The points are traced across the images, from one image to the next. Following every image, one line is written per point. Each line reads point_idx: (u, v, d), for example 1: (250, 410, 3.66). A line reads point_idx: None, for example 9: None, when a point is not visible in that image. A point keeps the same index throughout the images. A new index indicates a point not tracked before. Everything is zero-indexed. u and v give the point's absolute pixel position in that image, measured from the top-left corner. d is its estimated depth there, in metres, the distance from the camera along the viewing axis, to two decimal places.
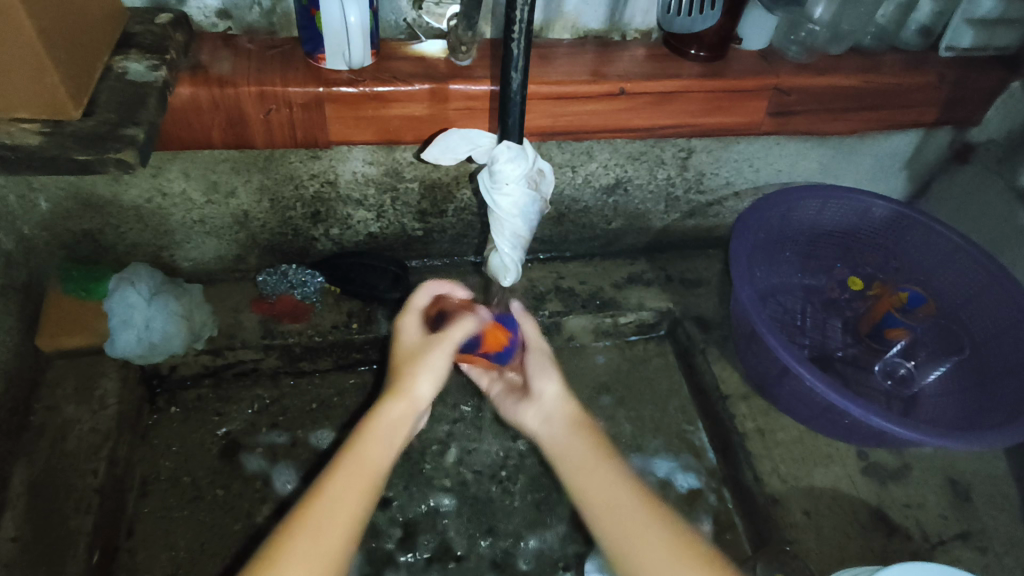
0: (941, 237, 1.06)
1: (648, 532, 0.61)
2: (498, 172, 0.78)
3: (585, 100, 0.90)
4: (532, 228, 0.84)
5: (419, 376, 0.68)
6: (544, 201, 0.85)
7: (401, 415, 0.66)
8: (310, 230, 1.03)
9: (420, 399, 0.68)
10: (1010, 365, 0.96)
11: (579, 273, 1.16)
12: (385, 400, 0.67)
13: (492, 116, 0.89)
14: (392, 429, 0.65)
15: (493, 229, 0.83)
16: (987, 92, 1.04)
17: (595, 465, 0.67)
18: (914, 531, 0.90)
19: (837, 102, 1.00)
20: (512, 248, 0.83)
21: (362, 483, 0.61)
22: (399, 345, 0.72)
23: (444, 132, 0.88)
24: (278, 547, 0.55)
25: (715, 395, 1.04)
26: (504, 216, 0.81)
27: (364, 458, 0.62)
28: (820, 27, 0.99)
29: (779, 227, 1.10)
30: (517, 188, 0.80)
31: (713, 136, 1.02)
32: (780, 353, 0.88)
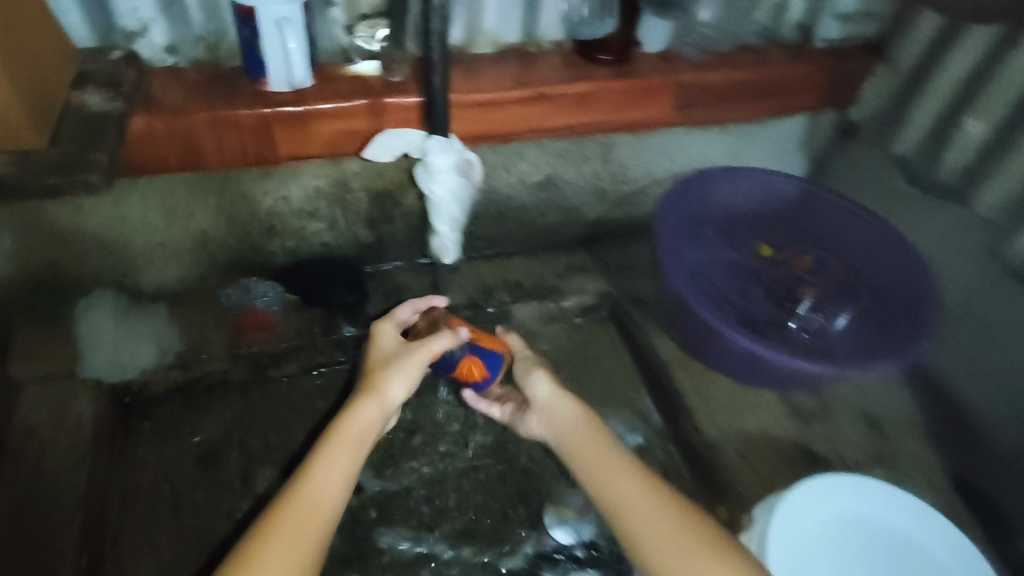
0: (836, 205, 1.21)
1: (652, 505, 0.74)
2: (432, 162, 0.96)
3: (509, 105, 1.02)
4: (460, 206, 1.05)
5: (391, 377, 0.88)
6: (473, 187, 1.05)
7: (370, 411, 0.84)
8: (267, 245, 1.10)
9: (388, 397, 0.87)
10: (903, 304, 1.11)
11: (524, 266, 1.25)
12: (357, 398, 0.85)
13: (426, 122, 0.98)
14: (365, 424, 0.83)
15: (432, 219, 1.05)
16: (857, 76, 1.19)
17: (620, 475, 0.79)
18: (834, 459, 1.03)
19: (732, 94, 1.14)
20: (448, 229, 1.07)
21: (335, 463, 0.78)
22: (378, 350, 0.92)
23: (382, 132, 0.98)
24: (273, 523, 0.71)
25: (655, 364, 1.14)
26: (441, 205, 1.03)
27: (341, 445, 0.80)
28: (707, 30, 1.14)
29: (700, 209, 1.24)
30: (448, 176, 0.99)
31: (629, 131, 1.13)
32: (706, 316, 1.03)
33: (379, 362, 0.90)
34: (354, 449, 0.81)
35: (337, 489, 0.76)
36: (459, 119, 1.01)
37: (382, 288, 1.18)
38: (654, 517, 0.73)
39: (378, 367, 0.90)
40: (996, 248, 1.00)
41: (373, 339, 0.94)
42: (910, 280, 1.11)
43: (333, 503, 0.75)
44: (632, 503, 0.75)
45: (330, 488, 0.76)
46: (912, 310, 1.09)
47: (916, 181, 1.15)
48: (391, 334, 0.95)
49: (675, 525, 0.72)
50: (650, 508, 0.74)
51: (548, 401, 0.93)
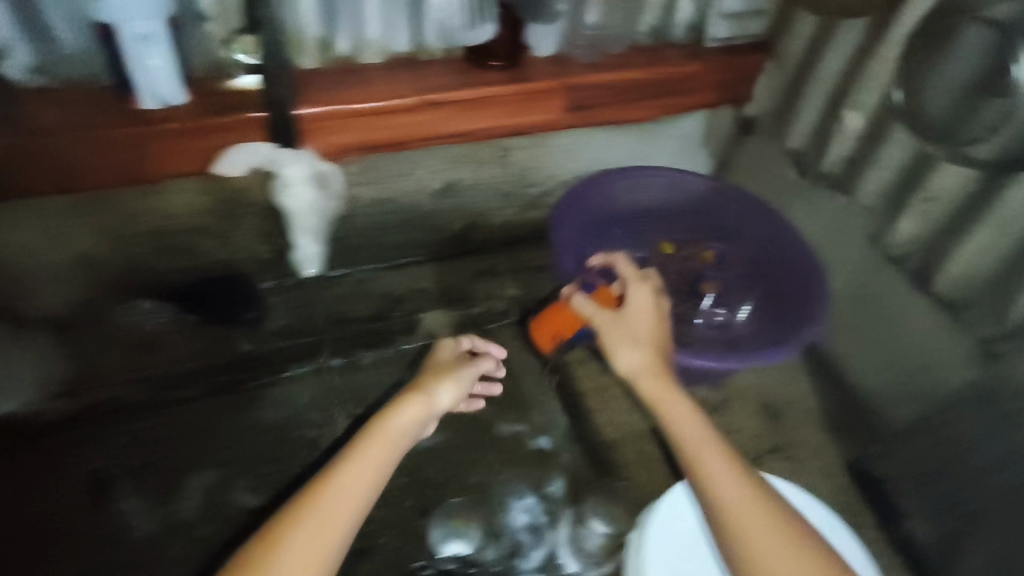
0: (743, 199, 1.22)
1: (749, 501, 0.76)
2: (283, 173, 1.03)
3: (398, 113, 1.03)
4: (322, 218, 1.09)
5: (439, 385, 0.90)
6: (336, 198, 1.10)
7: (413, 411, 0.84)
8: (158, 265, 1.05)
9: (433, 401, 0.88)
10: (800, 294, 1.12)
11: (433, 274, 1.22)
12: (403, 396, 0.86)
13: (310, 136, 1.02)
14: (408, 425, 0.83)
15: (292, 228, 1.09)
16: (747, 73, 1.22)
17: (720, 463, 0.79)
18: (732, 453, 1.05)
19: (623, 94, 1.15)
20: (308, 241, 1.11)
21: (371, 458, 0.78)
22: (434, 360, 0.95)
23: (230, 149, 1.00)
24: (301, 511, 0.73)
25: (561, 366, 1.14)
26: (299, 215, 1.07)
27: (380, 438, 0.80)
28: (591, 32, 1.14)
29: (602, 207, 1.24)
30: (303, 188, 1.05)
31: (524, 134, 1.14)
32: None
33: (435, 368, 0.93)
34: (390, 447, 0.80)
35: (369, 487, 0.77)
36: (345, 130, 1.03)
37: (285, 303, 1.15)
38: (748, 512, 0.75)
39: (433, 372, 0.92)
40: (876, 234, 1.03)
41: (432, 350, 0.97)
42: (807, 271, 1.12)
43: (361, 495, 0.76)
44: (725, 487, 0.77)
45: (362, 488, 0.76)
46: (809, 300, 1.10)
47: (807, 174, 1.16)
48: (450, 348, 0.98)
49: (763, 521, 0.75)
50: (745, 504, 0.76)
51: (633, 369, 0.85)
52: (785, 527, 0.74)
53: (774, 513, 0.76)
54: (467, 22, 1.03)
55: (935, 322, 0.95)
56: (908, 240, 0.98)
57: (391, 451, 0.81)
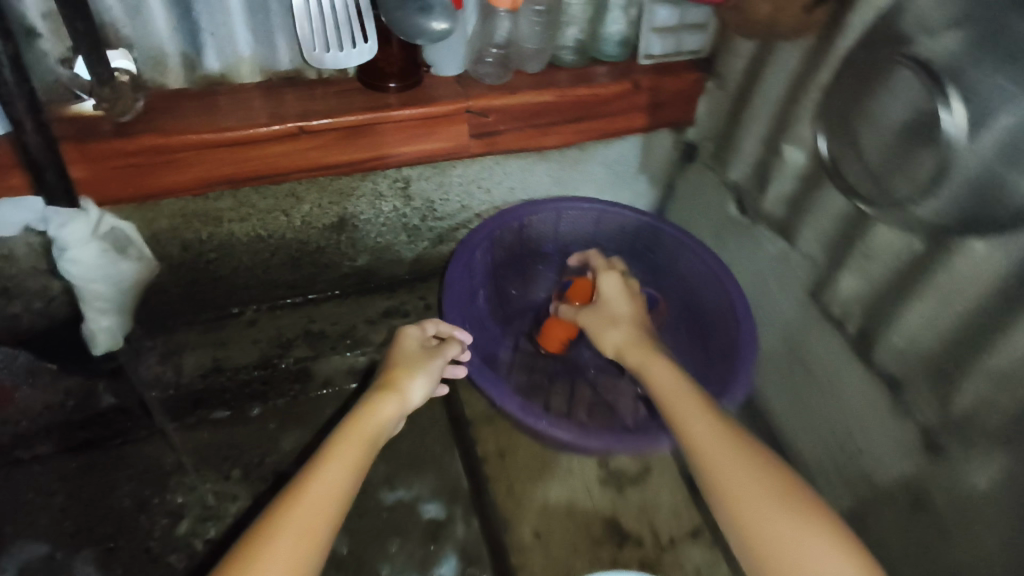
0: (677, 239, 1.08)
1: (773, 501, 0.64)
2: (59, 237, 0.85)
3: (262, 143, 0.88)
4: (114, 289, 0.94)
5: (412, 379, 0.82)
6: (132, 262, 0.94)
7: (388, 408, 0.78)
8: (6, 307, 0.94)
9: (408, 400, 0.81)
10: (725, 349, 0.99)
11: (330, 312, 1.13)
12: (376, 392, 0.79)
13: (155, 170, 0.86)
14: (383, 422, 0.77)
15: (80, 300, 0.93)
16: (685, 95, 1.08)
17: (751, 460, 0.68)
18: (645, 535, 0.91)
19: (536, 118, 1.01)
20: (102, 317, 0.96)
21: (346, 457, 0.71)
22: (400, 349, 0.86)
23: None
24: (278, 518, 0.64)
25: (463, 424, 1.02)
26: (86, 287, 0.91)
27: (355, 435, 0.73)
28: (500, 50, 1.02)
29: (518, 245, 1.12)
30: (87, 250, 0.88)
31: (423, 163, 1.01)
32: (484, 384, 0.90)
33: (404, 361, 0.84)
34: (366, 445, 0.74)
35: (343, 487, 0.69)
36: (200, 164, 0.88)
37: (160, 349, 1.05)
38: (783, 521, 0.63)
39: (403, 364, 0.84)
40: (815, 288, 0.91)
41: (397, 336, 0.88)
42: (729, 326, 0.99)
43: (340, 496, 0.68)
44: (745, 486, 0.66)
45: (337, 493, 0.68)
46: (728, 356, 0.98)
47: (747, 212, 1.03)
48: (416, 335, 0.88)
49: (802, 529, 0.62)
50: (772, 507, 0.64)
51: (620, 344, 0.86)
52: (835, 537, 0.62)
53: (815, 520, 0.63)
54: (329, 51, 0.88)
55: (873, 399, 0.83)
56: (847, 301, 0.86)
57: (365, 450, 0.73)
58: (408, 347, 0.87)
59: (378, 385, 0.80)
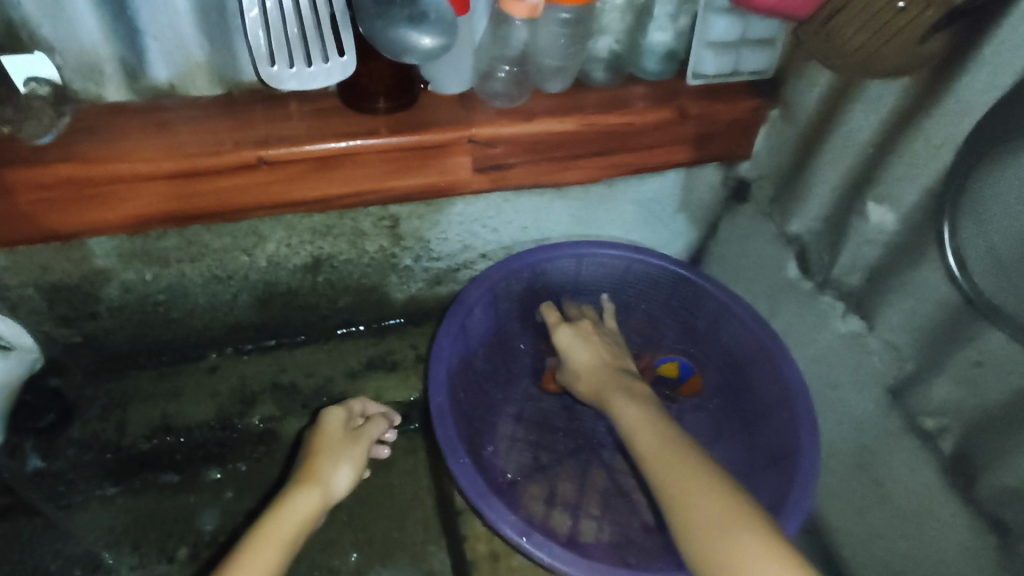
0: (724, 303, 0.89)
1: None
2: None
3: (214, 175, 0.72)
4: None
5: (334, 468, 0.69)
6: None
7: (307, 505, 0.65)
8: None
9: (331, 493, 0.68)
10: (775, 449, 0.81)
11: (306, 361, 0.97)
12: (294, 486, 0.66)
13: (70, 207, 0.70)
14: (300, 522, 0.63)
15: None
16: (742, 125, 0.88)
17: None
18: None
19: (557, 150, 0.83)
20: None
21: (254, 569, 0.57)
22: (321, 432, 0.73)
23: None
24: None
25: (451, 508, 0.86)
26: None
27: (267, 541, 0.59)
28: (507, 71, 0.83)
29: (528, 294, 0.94)
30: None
31: (416, 200, 0.83)
32: (464, 483, 0.73)
33: (326, 446, 0.72)
34: (280, 552, 0.60)
35: None
36: (125, 196, 0.71)
37: (104, 399, 0.91)
38: None
39: (328, 449, 0.71)
40: (899, 387, 0.72)
41: (315, 421, 0.75)
42: (780, 422, 0.82)
43: None
44: None
45: None
46: (779, 463, 0.80)
47: (811, 274, 0.84)
48: (339, 414, 0.77)
49: None
50: None
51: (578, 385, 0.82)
52: None
53: None
54: (294, 67, 0.70)
55: (967, 546, 0.65)
56: (944, 411, 0.67)
57: (280, 557, 0.59)
58: (331, 429, 0.74)
59: (294, 479, 0.67)
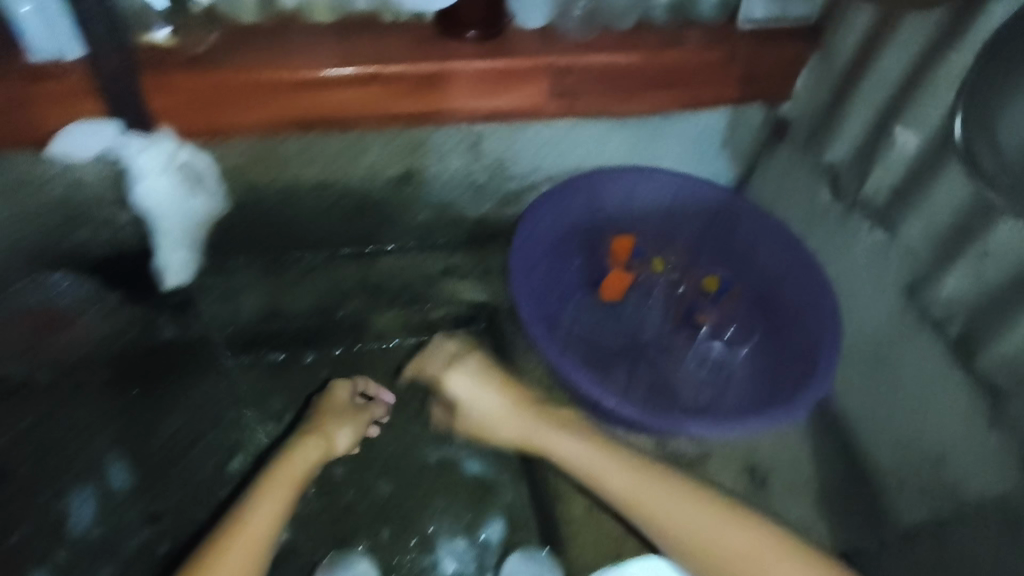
0: (760, 220, 1.01)
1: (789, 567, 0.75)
2: (134, 164, 0.86)
3: (335, 87, 0.86)
4: (190, 223, 0.95)
5: (336, 428, 0.93)
6: (204, 196, 0.93)
7: (312, 452, 0.87)
8: (73, 237, 0.95)
9: (331, 446, 0.91)
10: (806, 345, 0.94)
11: (391, 267, 1.10)
12: (302, 438, 0.89)
13: (220, 109, 0.85)
14: (304, 466, 0.86)
15: (153, 230, 0.94)
16: (786, 66, 0.99)
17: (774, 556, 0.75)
18: None
19: (624, 81, 0.95)
20: (177, 251, 0.97)
21: (271, 500, 0.79)
22: (329, 401, 0.97)
23: (74, 123, 0.82)
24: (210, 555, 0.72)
25: (519, 389, 1.02)
26: (161, 219, 0.92)
27: (279, 480, 0.82)
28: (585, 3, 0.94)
29: (590, 211, 1.05)
30: (162, 181, 0.88)
31: (500, 120, 0.96)
32: (552, 356, 0.89)
33: (330, 413, 0.95)
34: (288, 488, 0.82)
35: (267, 527, 0.77)
36: (256, 106, 0.86)
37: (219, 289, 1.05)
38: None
39: (333, 414, 0.95)
40: (913, 285, 0.86)
41: (328, 390, 0.98)
42: (815, 321, 0.94)
43: (265, 534, 0.76)
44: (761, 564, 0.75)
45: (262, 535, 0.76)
46: (810, 355, 0.93)
47: (842, 197, 0.97)
48: (345, 390, 0.99)
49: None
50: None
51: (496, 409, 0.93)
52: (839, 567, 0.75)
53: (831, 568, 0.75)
54: None
55: (972, 413, 0.79)
56: (950, 302, 0.82)
57: (287, 489, 0.82)
58: (336, 401, 0.97)
59: (301, 434, 0.90)
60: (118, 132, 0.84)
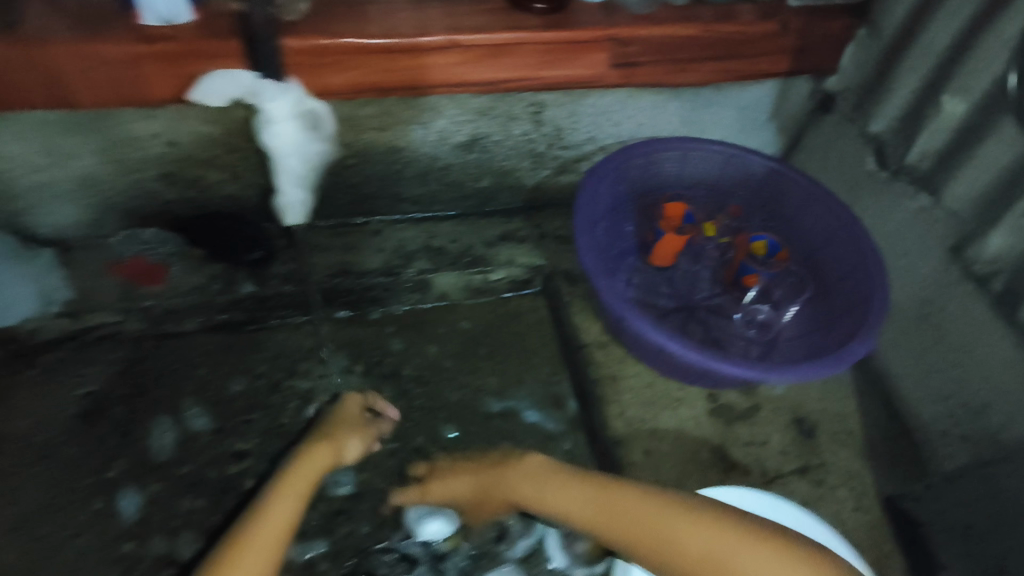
0: (808, 187, 1.06)
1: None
2: (266, 111, 0.89)
3: (416, 54, 0.91)
4: (308, 165, 0.99)
5: (347, 440, 0.91)
6: (321, 138, 0.98)
7: (319, 461, 0.87)
8: (165, 193, 1.02)
9: (339, 456, 0.90)
10: (850, 302, 1.00)
11: (452, 231, 1.17)
12: (311, 446, 0.88)
13: (312, 71, 0.89)
14: (313, 475, 0.85)
15: (277, 173, 0.99)
16: (834, 40, 1.04)
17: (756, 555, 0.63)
18: (752, 467, 0.96)
19: (681, 52, 1.01)
20: (296, 189, 1.01)
21: (280, 510, 0.79)
22: (341, 412, 0.95)
23: (209, 75, 0.86)
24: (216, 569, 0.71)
25: (576, 345, 1.07)
26: (285, 161, 0.96)
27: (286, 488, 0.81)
28: None
29: (643, 179, 1.11)
30: (288, 127, 0.92)
31: (562, 89, 1.02)
32: (616, 306, 0.92)
33: (342, 423, 0.93)
34: (296, 495, 0.82)
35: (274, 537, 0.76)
36: (341, 71, 0.90)
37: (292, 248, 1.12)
38: None
39: (338, 429, 0.92)
40: (959, 244, 0.90)
41: (339, 403, 0.97)
42: (858, 278, 0.99)
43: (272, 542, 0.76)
44: None
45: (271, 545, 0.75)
46: (855, 312, 0.98)
47: (887, 164, 1.01)
48: (357, 401, 0.97)
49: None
50: None
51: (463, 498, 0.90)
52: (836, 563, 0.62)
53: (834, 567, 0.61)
54: None
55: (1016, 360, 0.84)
56: (996, 258, 0.86)
57: (295, 496, 0.81)
58: (347, 412, 0.96)
59: (310, 443, 0.89)
60: (252, 81, 0.87)
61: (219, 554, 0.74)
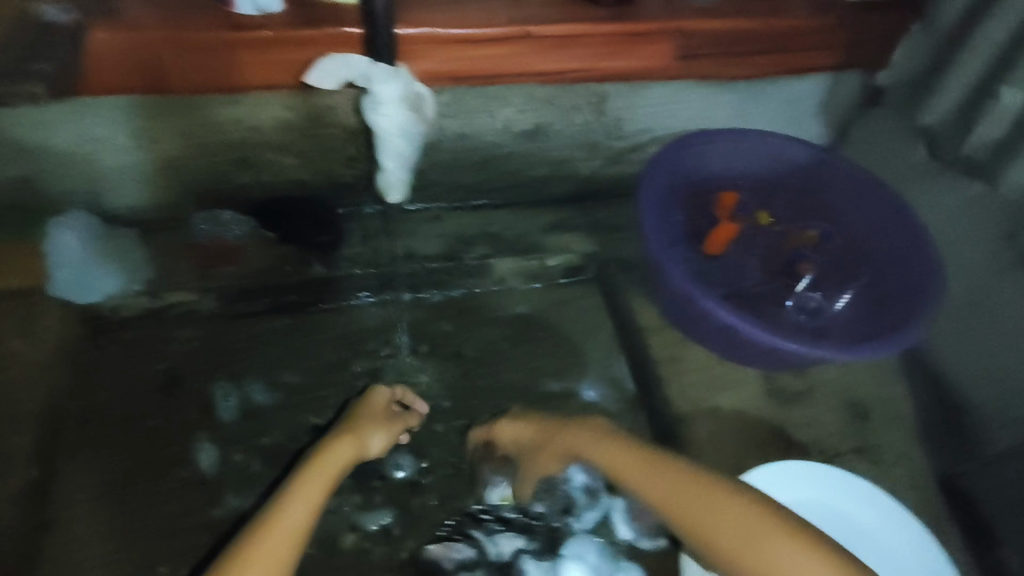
0: (859, 173, 1.11)
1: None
2: (376, 91, 0.88)
3: (494, 44, 0.95)
4: (411, 144, 0.95)
5: (371, 431, 0.91)
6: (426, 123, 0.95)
7: (345, 450, 0.86)
8: (239, 177, 1.06)
9: (364, 448, 0.89)
10: (907, 288, 1.03)
11: (508, 218, 1.20)
12: (338, 436, 0.88)
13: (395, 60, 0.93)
14: (340, 464, 0.84)
15: (381, 152, 0.95)
16: (887, 34, 1.07)
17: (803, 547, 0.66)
18: (809, 446, 1.00)
19: (740, 45, 1.04)
20: (398, 169, 0.97)
21: (304, 496, 0.77)
22: (368, 404, 0.95)
23: (326, 58, 0.88)
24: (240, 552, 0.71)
25: (633, 329, 1.11)
26: (388, 141, 0.93)
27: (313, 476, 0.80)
28: None
29: (698, 168, 1.13)
30: (394, 111, 0.90)
31: (624, 80, 1.05)
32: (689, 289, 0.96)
33: (366, 416, 0.93)
34: (322, 483, 0.80)
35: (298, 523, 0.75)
36: (422, 60, 0.94)
37: None
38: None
39: (365, 421, 0.92)
40: (1013, 233, 0.93)
41: (367, 394, 0.96)
42: (916, 262, 1.03)
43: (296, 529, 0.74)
44: None
45: (295, 533, 0.74)
46: (914, 296, 1.01)
47: (939, 155, 1.04)
48: (384, 395, 0.97)
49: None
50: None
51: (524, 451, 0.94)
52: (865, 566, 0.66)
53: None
54: None
55: None
56: None
57: (321, 482, 0.80)
58: (375, 404, 0.96)
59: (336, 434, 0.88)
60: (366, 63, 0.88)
61: (246, 538, 0.73)
